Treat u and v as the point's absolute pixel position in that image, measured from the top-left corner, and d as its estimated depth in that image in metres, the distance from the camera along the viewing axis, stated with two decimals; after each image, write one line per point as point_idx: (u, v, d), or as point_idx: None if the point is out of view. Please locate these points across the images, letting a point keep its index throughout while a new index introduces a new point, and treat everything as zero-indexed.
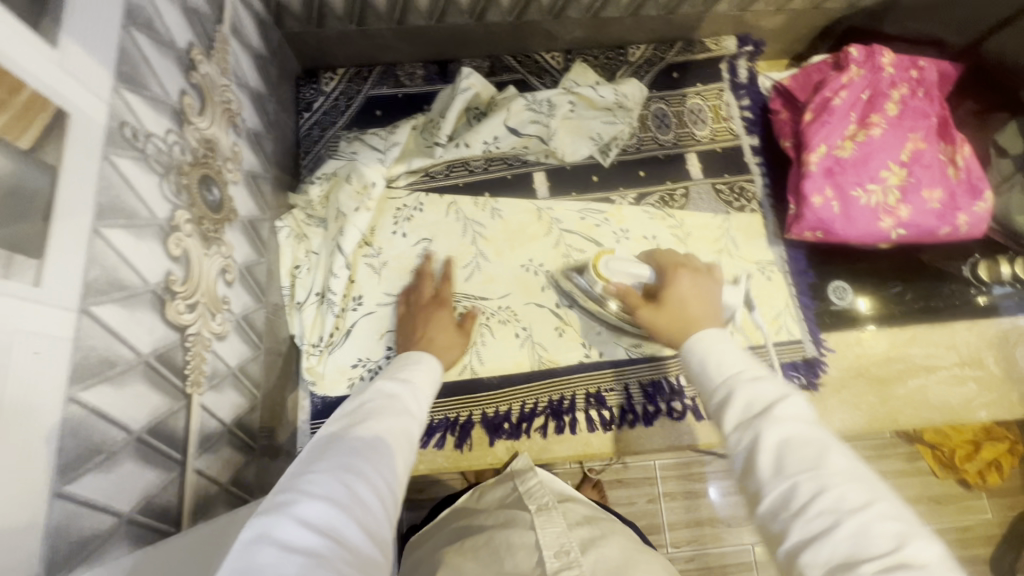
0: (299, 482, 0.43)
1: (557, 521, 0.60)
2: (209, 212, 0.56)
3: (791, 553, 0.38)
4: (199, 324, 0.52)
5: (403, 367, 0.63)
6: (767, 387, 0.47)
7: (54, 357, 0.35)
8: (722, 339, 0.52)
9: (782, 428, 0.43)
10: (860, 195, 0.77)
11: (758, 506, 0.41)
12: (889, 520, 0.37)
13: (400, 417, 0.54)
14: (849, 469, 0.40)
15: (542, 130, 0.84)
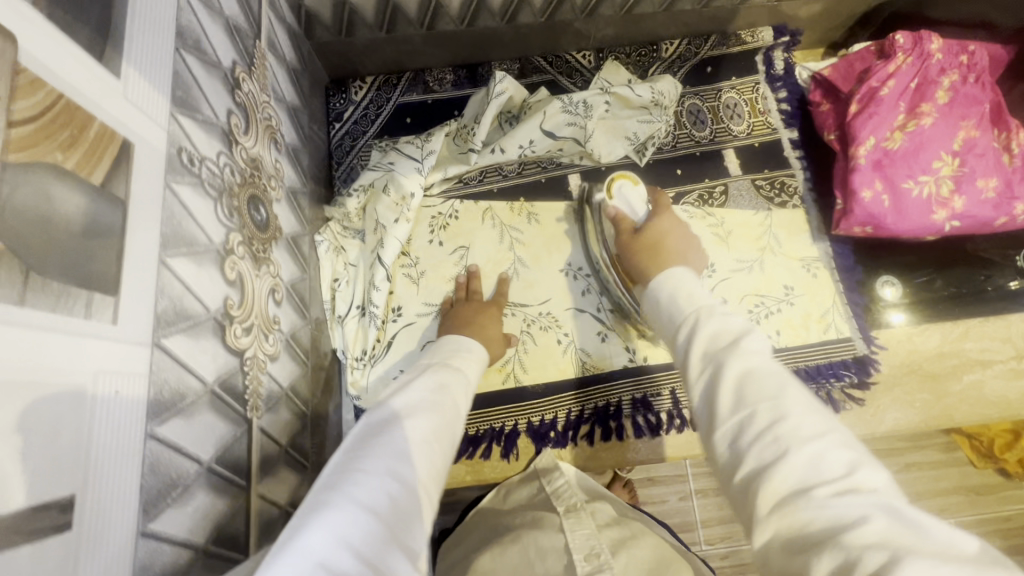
0: (354, 472, 0.43)
1: (585, 524, 0.57)
2: (257, 231, 0.55)
3: (746, 480, 0.39)
4: (254, 346, 0.52)
5: (445, 358, 0.64)
6: (736, 322, 0.49)
7: (133, 394, 0.34)
8: (688, 275, 0.58)
9: (743, 361, 0.44)
10: (912, 188, 0.74)
11: (715, 435, 0.43)
12: (841, 449, 0.38)
13: (442, 424, 0.53)
14: (805, 401, 0.41)
15: (577, 132, 0.81)
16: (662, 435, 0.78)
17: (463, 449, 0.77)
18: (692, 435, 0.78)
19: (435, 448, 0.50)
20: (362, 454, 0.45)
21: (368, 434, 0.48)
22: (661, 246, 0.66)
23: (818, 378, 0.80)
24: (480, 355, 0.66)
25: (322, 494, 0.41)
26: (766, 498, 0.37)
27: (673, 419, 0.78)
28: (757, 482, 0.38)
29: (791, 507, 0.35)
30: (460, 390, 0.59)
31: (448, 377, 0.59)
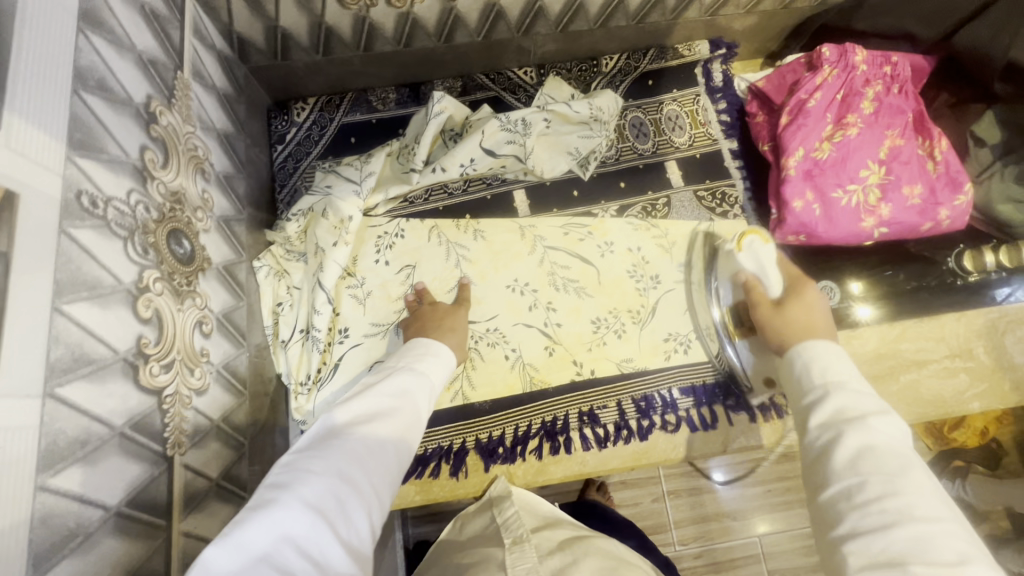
0: (298, 480, 0.46)
1: (527, 557, 0.61)
2: (179, 265, 0.54)
3: (841, 536, 0.44)
4: (176, 383, 0.51)
5: (413, 359, 0.66)
6: (874, 403, 0.51)
7: (18, 448, 0.34)
8: (839, 354, 0.57)
9: (869, 436, 0.48)
10: (841, 197, 0.77)
11: (823, 492, 0.47)
12: (955, 538, 0.41)
13: (399, 426, 0.56)
14: (928, 487, 0.45)
15: (518, 149, 0.82)
16: (609, 446, 0.79)
17: (413, 470, 0.77)
18: (639, 445, 0.79)
19: (390, 451, 0.54)
20: (309, 461, 0.48)
21: (320, 438, 0.51)
22: (806, 326, 0.63)
23: None
24: (447, 363, 0.68)
25: (272, 494, 0.45)
26: (854, 554, 0.42)
27: (621, 430, 0.79)
28: (854, 539, 0.43)
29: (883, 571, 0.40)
30: (422, 393, 0.62)
31: (410, 381, 0.61)
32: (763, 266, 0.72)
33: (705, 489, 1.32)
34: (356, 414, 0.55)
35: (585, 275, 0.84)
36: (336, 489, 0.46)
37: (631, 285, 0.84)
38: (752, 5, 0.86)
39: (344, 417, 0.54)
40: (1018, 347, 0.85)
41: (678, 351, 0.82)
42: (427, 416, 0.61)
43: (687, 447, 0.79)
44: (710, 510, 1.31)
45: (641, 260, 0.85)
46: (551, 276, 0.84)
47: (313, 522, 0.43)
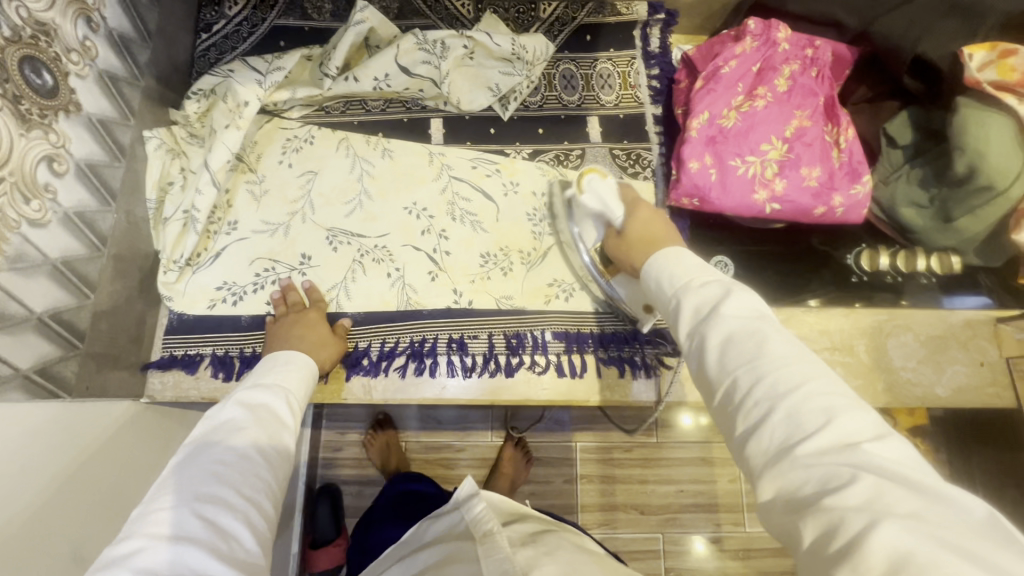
0: (148, 523, 0.45)
1: (499, 548, 0.67)
2: (33, 94, 0.55)
3: (742, 441, 0.43)
4: (4, 201, 0.52)
5: (271, 369, 0.66)
6: (717, 288, 0.51)
7: None
8: (678, 253, 0.59)
9: (725, 326, 0.48)
10: (738, 166, 0.77)
11: (716, 402, 0.47)
12: (823, 398, 0.41)
13: (262, 436, 0.56)
14: (786, 355, 0.44)
15: (433, 72, 0.82)
16: (474, 377, 0.79)
17: None
18: (504, 380, 0.80)
19: (256, 458, 0.53)
20: (160, 502, 0.47)
21: (171, 474, 0.51)
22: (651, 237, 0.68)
23: (634, 343, 0.82)
24: (303, 363, 0.68)
25: (127, 543, 0.44)
26: (758, 459, 0.42)
27: (489, 363, 0.80)
28: (753, 445, 0.42)
29: (781, 466, 0.40)
30: (281, 400, 0.62)
31: (264, 392, 0.61)
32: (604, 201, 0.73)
33: (617, 479, 1.36)
34: (204, 436, 0.54)
35: (484, 211, 0.85)
36: (194, 512, 0.46)
37: (528, 228, 0.85)
38: None
39: (193, 443, 0.54)
40: (899, 352, 0.84)
41: (559, 297, 0.82)
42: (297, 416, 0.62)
43: (551, 391, 0.80)
44: (619, 501, 1.35)
45: (543, 205, 0.86)
46: (451, 205, 0.85)
47: (176, 548, 0.43)
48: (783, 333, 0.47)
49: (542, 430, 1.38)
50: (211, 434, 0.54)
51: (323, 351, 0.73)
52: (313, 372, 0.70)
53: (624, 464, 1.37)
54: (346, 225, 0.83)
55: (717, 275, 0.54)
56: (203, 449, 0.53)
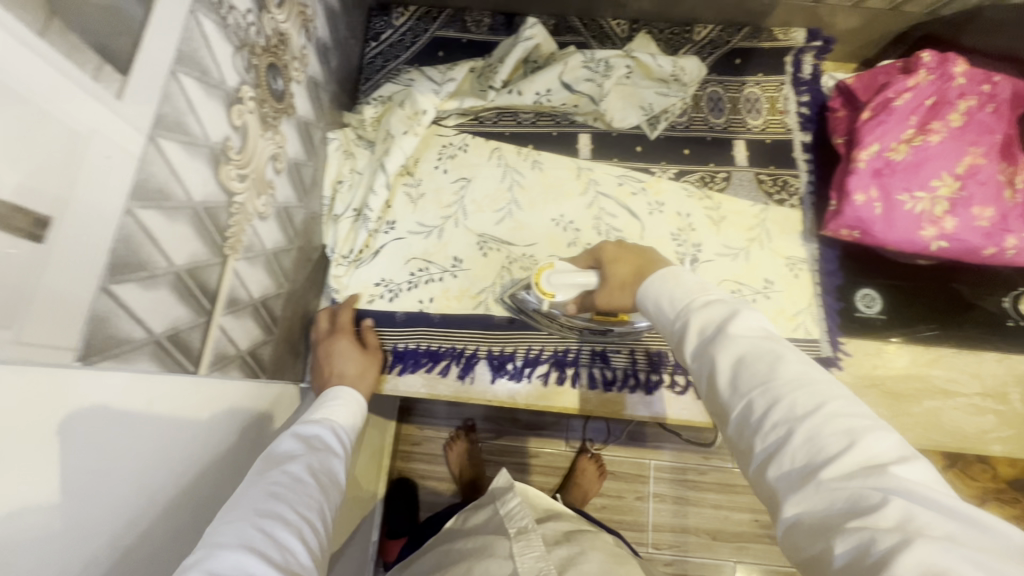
0: (213, 536, 0.46)
1: (534, 546, 0.69)
2: (272, 98, 0.60)
3: (759, 465, 0.42)
4: (246, 196, 0.57)
5: (322, 404, 0.69)
6: (721, 308, 0.51)
7: (118, 166, 0.38)
8: (669, 278, 0.57)
9: (735, 347, 0.47)
10: (906, 201, 0.75)
11: (728, 427, 0.46)
12: (845, 419, 0.40)
13: (314, 462, 0.58)
14: (801, 374, 0.43)
15: (593, 89, 0.86)
16: (614, 391, 0.80)
17: (423, 363, 0.81)
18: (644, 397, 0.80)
19: (310, 484, 0.55)
20: (222, 517, 0.48)
21: (235, 493, 0.52)
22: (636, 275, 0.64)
23: None
24: (353, 399, 0.70)
25: (196, 553, 0.45)
26: (778, 483, 0.40)
27: (630, 377, 0.81)
28: (772, 468, 0.41)
29: (804, 490, 0.38)
30: (328, 430, 0.64)
31: (315, 424, 0.64)
32: (572, 279, 0.69)
33: (691, 501, 1.33)
34: (262, 461, 0.56)
35: (630, 227, 0.86)
36: (257, 526, 0.47)
37: (672, 247, 0.85)
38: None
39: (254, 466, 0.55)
40: None
41: None
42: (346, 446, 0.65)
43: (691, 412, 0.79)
44: (691, 523, 1.33)
45: (688, 225, 0.86)
46: (597, 220, 0.86)
47: (241, 554, 0.44)
48: (796, 352, 0.46)
49: (622, 444, 1.38)
50: (269, 461, 0.56)
51: (366, 380, 0.75)
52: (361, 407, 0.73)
53: (701, 488, 1.35)
54: (496, 232, 0.86)
55: (717, 293, 0.53)
56: (264, 471, 0.54)
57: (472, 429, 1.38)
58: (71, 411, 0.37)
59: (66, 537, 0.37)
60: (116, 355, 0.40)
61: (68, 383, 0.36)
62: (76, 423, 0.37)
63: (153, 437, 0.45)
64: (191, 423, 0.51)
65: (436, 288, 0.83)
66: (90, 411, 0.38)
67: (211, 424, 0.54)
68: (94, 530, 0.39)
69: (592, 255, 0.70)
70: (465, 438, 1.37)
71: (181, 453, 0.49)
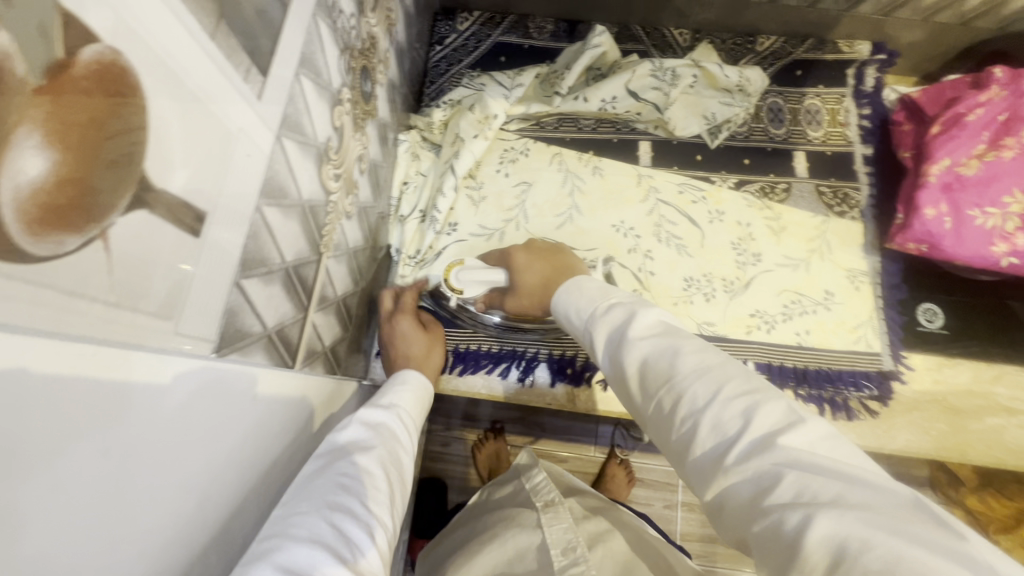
0: (284, 526, 0.41)
1: (563, 518, 0.68)
2: (362, 100, 0.61)
3: (685, 462, 0.43)
4: (338, 195, 0.58)
5: (385, 393, 0.64)
6: (620, 312, 0.56)
7: (254, 165, 0.40)
8: (575, 283, 0.64)
9: (639, 350, 0.50)
10: (977, 216, 0.75)
11: (655, 431, 0.48)
12: (737, 401, 0.41)
13: (382, 453, 0.53)
14: (699, 365, 0.45)
15: (660, 97, 0.87)
16: None
17: (484, 364, 0.82)
18: None
19: (380, 478, 0.50)
20: (294, 507, 0.43)
21: (302, 480, 0.47)
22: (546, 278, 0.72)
23: (836, 383, 0.81)
24: (418, 381, 0.67)
25: (262, 547, 0.39)
26: (699, 475, 0.41)
27: None
28: (689, 458, 0.42)
29: (718, 480, 0.39)
30: (396, 423, 0.59)
31: (384, 412, 0.59)
32: (482, 276, 0.76)
33: None
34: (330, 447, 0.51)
35: (690, 235, 0.87)
36: (330, 518, 0.42)
37: (732, 256, 0.86)
38: (929, 14, 0.85)
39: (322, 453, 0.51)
40: None
41: (761, 328, 0.82)
42: (412, 439, 0.60)
43: None
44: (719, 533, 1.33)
45: (748, 235, 0.87)
46: (657, 227, 0.87)
47: (313, 549, 0.39)
48: (693, 342, 0.49)
49: (654, 452, 1.38)
50: (339, 448, 0.51)
51: (433, 355, 0.76)
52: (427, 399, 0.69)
53: None
54: (556, 236, 0.86)
55: (618, 298, 0.58)
56: (334, 459, 0.49)
57: (500, 432, 1.38)
58: (143, 425, 0.30)
59: (163, 556, 0.33)
60: (239, 347, 0.41)
61: (136, 390, 0.30)
62: (154, 436, 0.32)
63: (227, 431, 0.40)
64: (274, 415, 0.49)
65: None
66: (165, 419, 0.33)
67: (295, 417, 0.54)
68: (187, 538, 0.36)
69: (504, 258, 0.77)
70: (494, 440, 1.37)
71: (254, 445, 0.45)
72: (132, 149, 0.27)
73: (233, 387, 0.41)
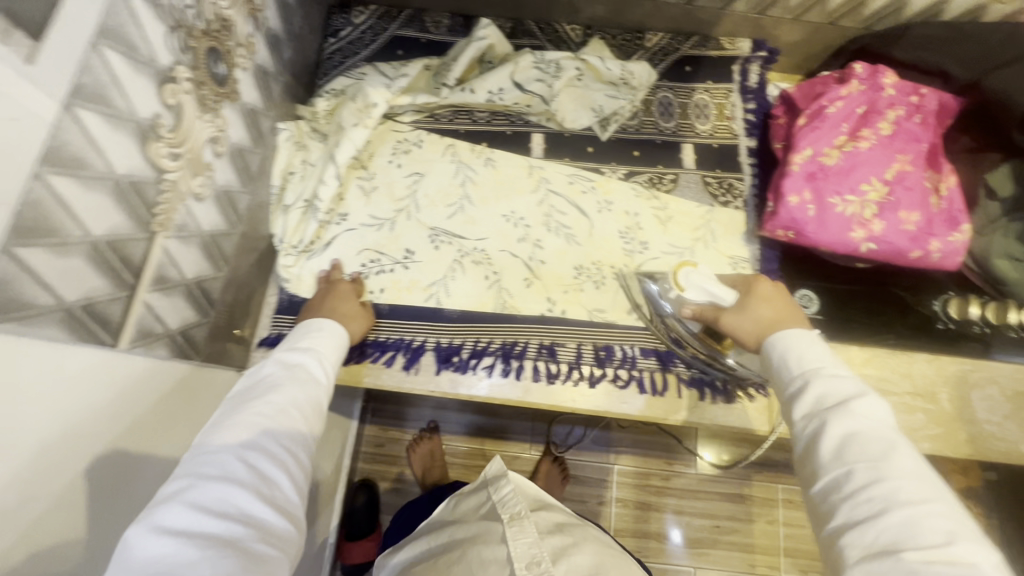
0: (196, 466, 0.49)
1: (528, 531, 0.66)
2: (212, 81, 0.61)
3: (837, 527, 0.45)
4: (179, 175, 0.57)
5: (306, 333, 0.68)
6: (849, 385, 0.52)
7: (27, 129, 0.39)
8: (812, 338, 0.59)
9: (852, 423, 0.49)
10: (837, 204, 0.78)
11: (815, 487, 0.48)
12: (943, 517, 0.43)
13: (297, 390, 0.59)
14: (911, 469, 0.46)
15: (545, 89, 0.89)
16: (557, 384, 0.81)
17: (370, 353, 0.81)
18: (585, 391, 0.81)
19: (295, 413, 0.57)
20: (206, 448, 0.51)
21: (213, 424, 0.54)
22: (778, 322, 0.64)
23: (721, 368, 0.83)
24: (337, 332, 0.69)
25: (179, 483, 0.48)
26: (851, 549, 0.43)
27: (574, 371, 0.81)
28: (855, 533, 0.43)
29: (881, 561, 0.41)
30: (315, 360, 0.64)
31: (301, 352, 0.64)
32: (713, 288, 0.70)
33: (653, 507, 1.33)
34: (247, 390, 0.58)
35: (578, 225, 0.88)
36: (240, 458, 0.50)
37: (619, 245, 0.87)
38: (799, 13, 0.89)
39: (239, 395, 0.57)
40: (983, 405, 0.82)
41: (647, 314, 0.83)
42: (333, 374, 0.66)
43: (631, 406, 0.80)
44: (652, 528, 1.32)
45: (635, 224, 0.88)
46: (547, 217, 0.88)
47: (224, 487, 0.47)
48: (913, 450, 0.48)
49: (586, 448, 1.37)
50: (253, 390, 0.58)
51: (352, 324, 0.75)
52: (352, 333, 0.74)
53: (665, 494, 1.34)
54: (447, 226, 0.87)
55: (846, 371, 0.55)
56: (249, 400, 0.56)
57: (435, 430, 1.36)
58: None
59: None
60: (21, 317, 0.40)
61: None
62: None
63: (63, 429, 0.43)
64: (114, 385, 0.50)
65: (385, 279, 0.84)
66: None
67: (147, 382, 0.55)
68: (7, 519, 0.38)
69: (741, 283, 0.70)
70: (428, 439, 1.33)
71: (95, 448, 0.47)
72: None
73: (68, 388, 0.44)
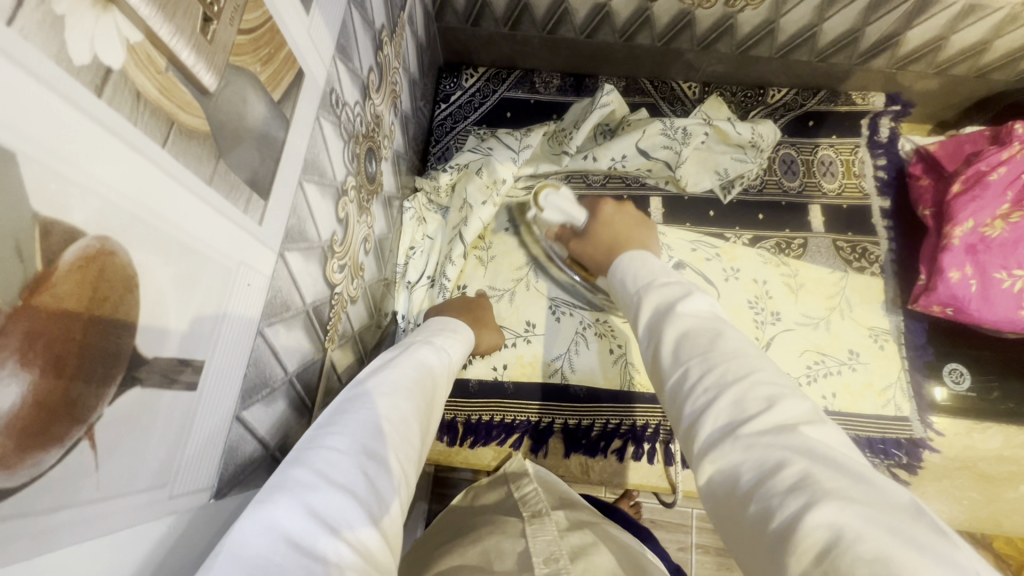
0: (315, 456, 0.37)
1: (547, 530, 0.58)
2: (367, 181, 0.59)
3: (689, 425, 0.39)
4: (343, 286, 0.56)
5: (432, 337, 0.59)
6: (678, 288, 0.49)
7: (256, 289, 0.37)
8: (643, 258, 0.56)
9: (681, 323, 0.45)
10: (1003, 279, 0.72)
11: (664, 390, 0.44)
12: (765, 386, 0.37)
13: (421, 400, 0.48)
14: (738, 348, 0.41)
15: (671, 156, 0.84)
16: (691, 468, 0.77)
17: (496, 435, 0.78)
18: None
19: (415, 428, 0.45)
20: (329, 435, 0.39)
21: (342, 406, 0.43)
22: (619, 240, 0.65)
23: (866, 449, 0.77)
24: (468, 335, 0.64)
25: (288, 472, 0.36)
26: (697, 444, 0.37)
27: None
28: (696, 431, 0.38)
29: (721, 448, 0.35)
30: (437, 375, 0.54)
31: (429, 356, 0.54)
32: (567, 207, 0.74)
33: None
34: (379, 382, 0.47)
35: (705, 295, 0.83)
36: (368, 465, 0.38)
37: (749, 316, 0.81)
38: (945, 67, 0.84)
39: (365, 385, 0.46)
40: None
41: None
42: (443, 395, 0.55)
43: None
44: None
45: (764, 293, 0.83)
46: None
47: (346, 496, 0.35)
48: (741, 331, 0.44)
49: None
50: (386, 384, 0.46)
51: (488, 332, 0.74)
52: (466, 352, 0.64)
53: None
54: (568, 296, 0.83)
55: (679, 278, 0.52)
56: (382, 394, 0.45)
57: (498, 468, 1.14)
58: None
59: None
60: (238, 481, 0.39)
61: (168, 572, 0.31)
62: None
63: None
64: None
65: (508, 354, 0.81)
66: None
67: None
68: None
69: (591, 206, 0.72)
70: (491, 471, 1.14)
71: None
72: (121, 348, 0.25)
73: None
